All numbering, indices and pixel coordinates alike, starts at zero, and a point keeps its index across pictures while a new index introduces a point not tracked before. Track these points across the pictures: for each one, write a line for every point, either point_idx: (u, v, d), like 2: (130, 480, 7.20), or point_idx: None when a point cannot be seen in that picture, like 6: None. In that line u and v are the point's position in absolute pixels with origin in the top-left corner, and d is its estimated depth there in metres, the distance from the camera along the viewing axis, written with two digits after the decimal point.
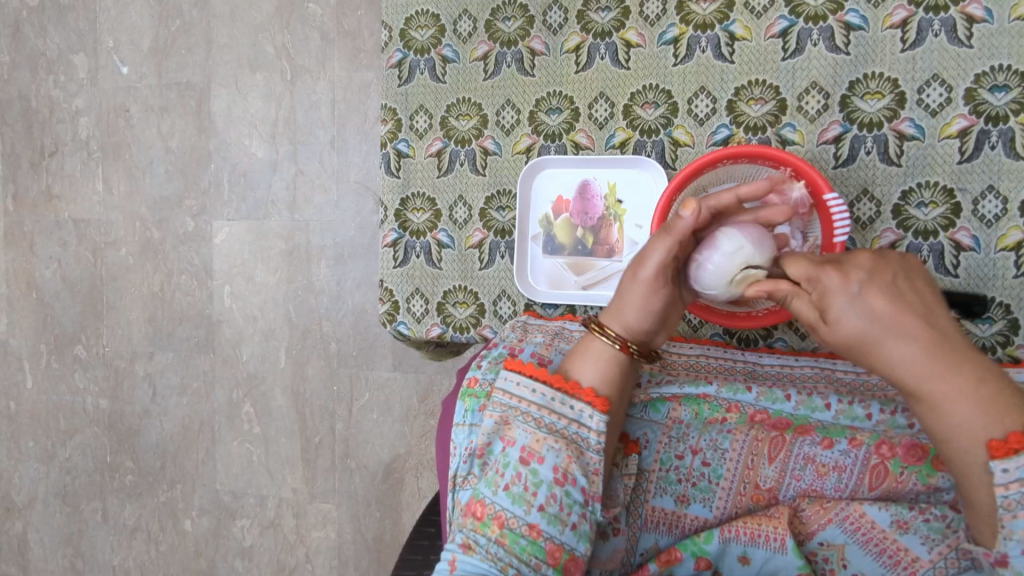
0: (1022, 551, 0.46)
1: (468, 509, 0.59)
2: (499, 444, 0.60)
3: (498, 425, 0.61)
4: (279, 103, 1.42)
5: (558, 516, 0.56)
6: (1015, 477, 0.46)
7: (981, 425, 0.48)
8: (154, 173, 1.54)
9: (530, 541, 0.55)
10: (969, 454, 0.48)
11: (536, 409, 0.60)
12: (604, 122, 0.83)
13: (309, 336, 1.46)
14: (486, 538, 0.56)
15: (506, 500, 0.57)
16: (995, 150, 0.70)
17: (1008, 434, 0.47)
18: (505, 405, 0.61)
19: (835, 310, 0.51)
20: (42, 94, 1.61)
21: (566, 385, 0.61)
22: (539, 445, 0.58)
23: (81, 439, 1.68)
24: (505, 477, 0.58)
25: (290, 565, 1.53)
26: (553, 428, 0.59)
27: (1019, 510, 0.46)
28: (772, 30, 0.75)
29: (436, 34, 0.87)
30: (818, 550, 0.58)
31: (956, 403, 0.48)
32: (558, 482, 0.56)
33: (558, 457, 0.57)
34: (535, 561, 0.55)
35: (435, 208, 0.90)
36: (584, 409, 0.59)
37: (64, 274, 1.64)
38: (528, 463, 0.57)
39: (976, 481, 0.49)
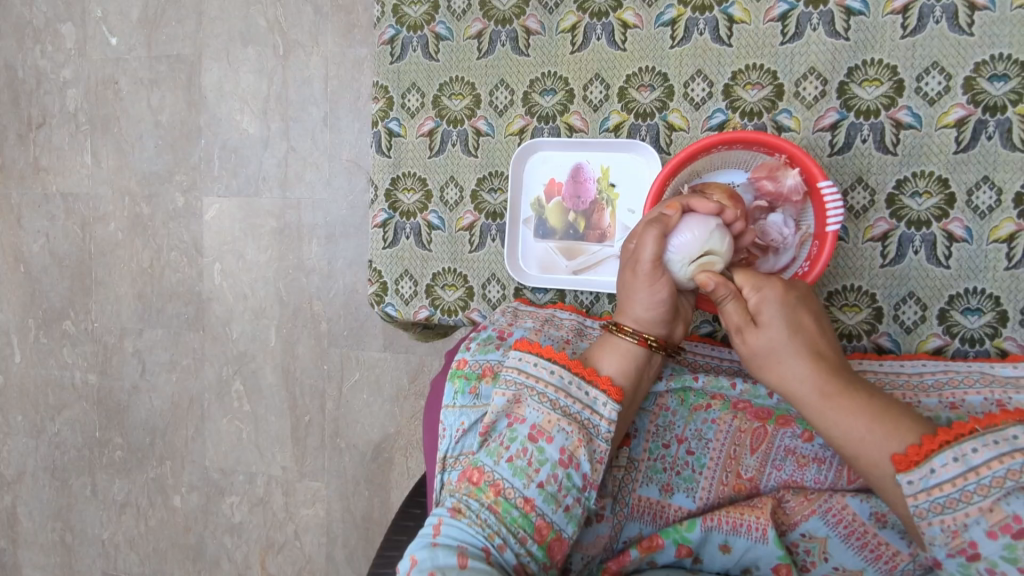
0: (948, 554, 0.49)
1: (464, 476, 0.59)
2: (506, 421, 0.60)
3: (508, 403, 0.61)
4: (270, 78, 1.39)
5: (554, 495, 0.56)
6: (921, 487, 0.49)
7: (881, 441, 0.53)
8: (144, 147, 1.52)
9: (522, 514, 0.55)
10: (878, 467, 0.53)
11: (553, 390, 0.59)
12: (598, 105, 0.82)
13: (300, 314, 1.45)
14: (477, 503, 0.56)
15: (508, 471, 0.57)
16: (992, 140, 0.69)
17: (907, 447, 0.51)
18: (519, 382, 0.61)
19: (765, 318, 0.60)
20: (28, 65, 1.58)
21: (584, 370, 0.61)
22: (551, 425, 0.57)
23: (70, 414, 1.68)
24: (510, 449, 0.57)
25: (279, 542, 1.54)
26: (567, 411, 0.58)
27: (933, 518, 0.49)
28: (771, 14, 0.74)
29: (429, 10, 0.85)
30: (800, 541, 0.59)
31: (856, 417, 0.54)
32: (562, 463, 0.56)
33: (567, 438, 0.57)
34: (522, 534, 0.54)
35: (426, 188, 0.88)
36: (599, 396, 0.59)
37: (52, 249, 1.62)
38: (536, 440, 0.57)
39: (891, 491, 0.53)
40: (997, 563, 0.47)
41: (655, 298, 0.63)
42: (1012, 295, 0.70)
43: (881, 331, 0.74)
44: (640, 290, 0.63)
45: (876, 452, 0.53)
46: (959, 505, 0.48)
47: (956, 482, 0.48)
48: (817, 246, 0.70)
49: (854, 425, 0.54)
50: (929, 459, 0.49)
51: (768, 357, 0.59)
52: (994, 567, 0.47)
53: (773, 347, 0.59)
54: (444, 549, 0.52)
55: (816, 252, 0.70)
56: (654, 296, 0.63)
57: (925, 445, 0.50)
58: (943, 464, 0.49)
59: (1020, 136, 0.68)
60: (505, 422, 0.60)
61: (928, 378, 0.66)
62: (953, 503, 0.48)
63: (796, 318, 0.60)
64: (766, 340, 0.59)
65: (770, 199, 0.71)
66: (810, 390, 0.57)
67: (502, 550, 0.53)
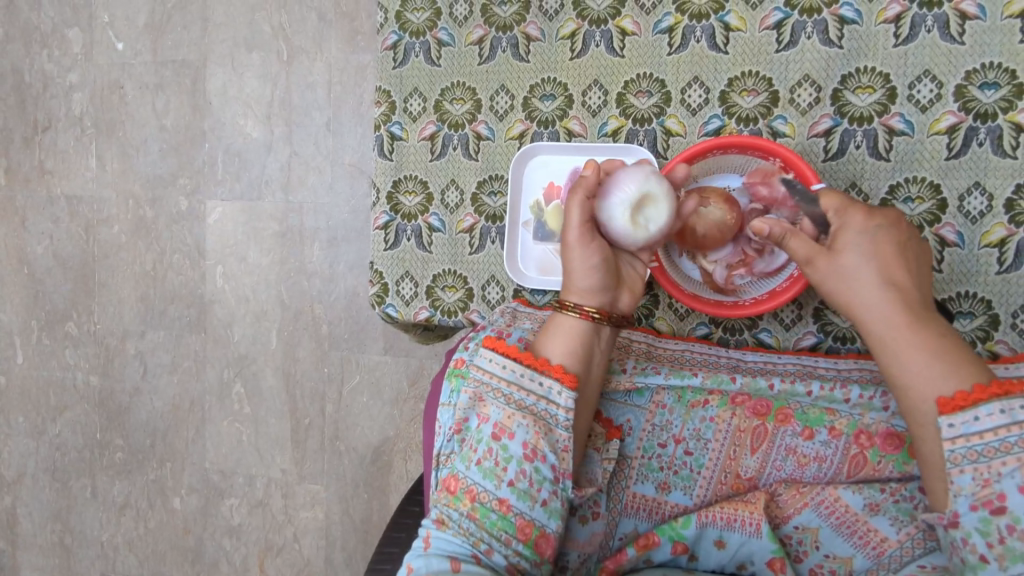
0: (971, 506, 0.51)
1: (444, 483, 0.60)
2: (473, 421, 0.61)
3: (472, 402, 0.61)
4: (275, 84, 1.41)
5: (527, 491, 0.57)
6: (960, 431, 0.51)
7: (934, 380, 0.54)
8: (149, 151, 1.54)
9: (500, 516, 0.56)
10: (919, 411, 0.54)
11: (507, 385, 0.60)
12: (597, 110, 0.83)
13: (301, 317, 1.46)
14: (458, 512, 0.57)
15: (478, 474, 0.58)
16: (982, 147, 0.70)
17: (955, 392, 0.52)
18: (478, 381, 0.62)
19: (843, 244, 0.60)
20: (35, 69, 1.60)
21: (536, 361, 0.61)
22: (510, 421, 0.58)
23: (71, 415, 1.69)
24: (478, 451, 0.59)
25: (278, 544, 1.54)
26: (522, 405, 0.59)
27: (965, 465, 0.51)
28: (767, 22, 0.76)
29: (432, 16, 0.87)
30: (792, 533, 0.62)
31: (916, 353, 0.55)
32: (527, 458, 0.57)
33: (527, 433, 0.58)
34: (506, 536, 0.56)
35: (427, 191, 0.89)
36: (553, 386, 0.60)
37: (56, 251, 1.64)
38: (499, 438, 0.58)
39: (927, 436, 0.54)
40: (971, 535, 0.51)
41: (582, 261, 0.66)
42: (1003, 299, 0.71)
43: None
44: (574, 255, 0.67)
45: (927, 395, 0.54)
46: (996, 454, 0.50)
47: (998, 431, 0.50)
48: None
49: (919, 360, 0.55)
50: (973, 407, 0.51)
51: (842, 285, 0.60)
52: (968, 538, 0.51)
53: (846, 273, 0.60)
54: (435, 556, 0.54)
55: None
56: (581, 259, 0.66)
57: (974, 393, 0.52)
58: (987, 413, 0.51)
59: (1010, 143, 0.70)
60: (470, 423, 0.61)
61: None
62: (990, 452, 0.50)
63: (879, 244, 0.60)
64: (841, 266, 0.60)
65: (765, 203, 0.71)
66: (881, 315, 0.57)
67: (489, 554, 0.55)
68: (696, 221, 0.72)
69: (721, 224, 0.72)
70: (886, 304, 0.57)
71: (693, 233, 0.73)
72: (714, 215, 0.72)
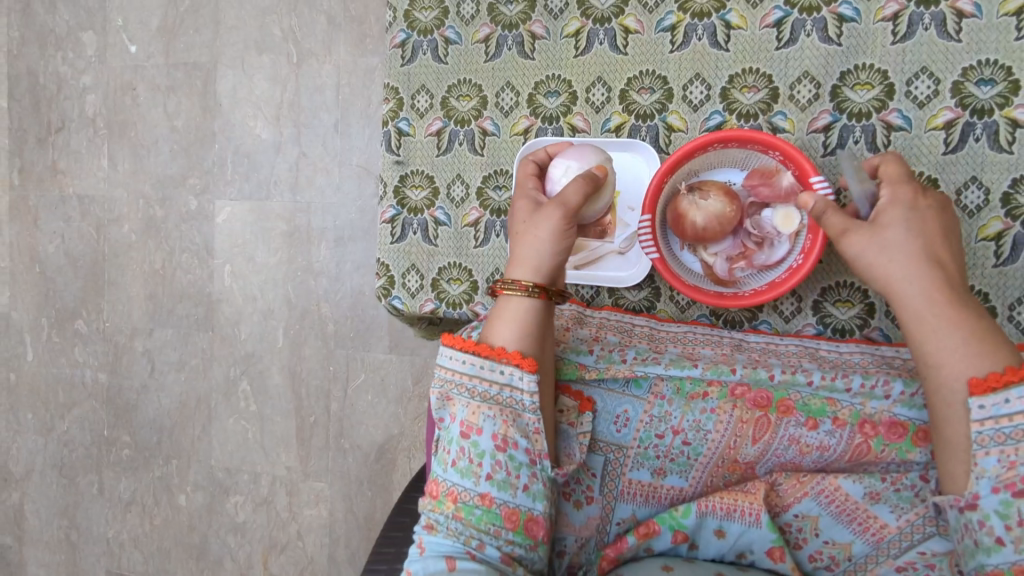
0: (993, 489, 0.51)
1: (428, 487, 0.61)
2: (445, 420, 0.62)
3: (440, 401, 0.62)
4: (284, 86, 1.44)
5: (507, 481, 0.58)
6: (991, 413, 0.52)
7: (968, 359, 0.54)
8: (159, 151, 1.56)
9: (484, 510, 0.57)
10: (949, 388, 0.55)
11: (468, 379, 0.61)
12: (600, 107, 0.85)
13: (308, 316, 1.48)
14: (443, 516, 0.58)
15: (456, 475, 0.59)
16: (979, 142, 0.72)
17: (988, 373, 0.53)
18: (442, 380, 0.62)
19: (890, 217, 0.60)
20: (50, 71, 1.63)
21: (494, 351, 0.61)
22: (477, 417, 0.59)
23: (79, 412, 1.71)
24: (451, 452, 0.60)
25: (282, 542, 1.55)
26: (486, 396, 0.60)
27: (992, 447, 0.52)
28: (767, 20, 0.77)
29: (439, 15, 0.89)
30: (792, 521, 0.63)
31: (951, 330, 0.55)
32: (499, 449, 0.58)
33: (495, 425, 0.59)
34: (495, 528, 0.57)
35: (433, 185, 0.91)
36: (514, 372, 0.60)
37: (67, 250, 1.66)
38: (468, 436, 0.59)
39: (953, 414, 0.55)
40: (989, 517, 0.51)
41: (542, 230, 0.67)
42: (1001, 292, 0.72)
43: (873, 326, 0.76)
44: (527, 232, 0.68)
45: (958, 374, 0.54)
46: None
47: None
48: (810, 240, 0.72)
49: (954, 338, 0.55)
50: (1006, 389, 0.52)
51: (885, 259, 0.59)
52: (985, 520, 0.51)
53: (889, 245, 0.59)
54: (431, 558, 0.56)
55: (810, 245, 0.72)
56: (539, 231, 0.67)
57: (1006, 375, 0.52)
58: (1018, 395, 0.51)
59: (1007, 138, 0.71)
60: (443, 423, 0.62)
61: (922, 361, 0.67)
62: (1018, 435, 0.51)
63: (924, 221, 0.60)
64: (886, 238, 0.59)
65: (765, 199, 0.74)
66: (923, 289, 0.57)
67: (482, 549, 0.56)
68: (694, 212, 0.73)
69: (721, 216, 0.73)
70: (929, 279, 0.57)
71: (693, 225, 0.74)
72: (713, 207, 0.73)
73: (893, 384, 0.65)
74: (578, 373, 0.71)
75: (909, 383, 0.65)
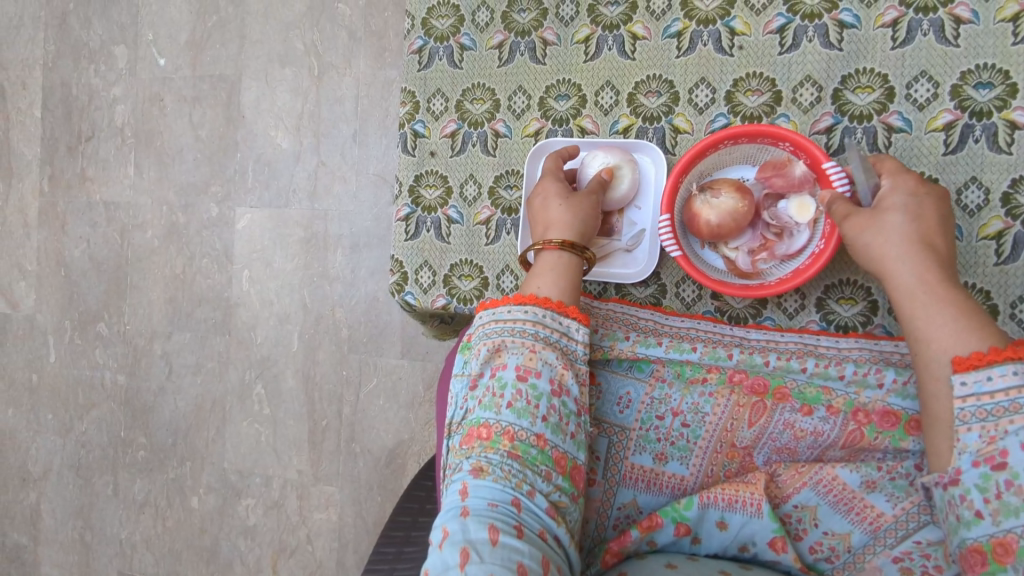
0: (973, 464, 0.53)
1: (472, 436, 0.61)
2: (490, 372, 0.64)
3: (490, 353, 0.65)
4: (305, 97, 1.49)
5: (559, 425, 0.61)
6: (973, 391, 0.54)
7: (957, 337, 0.57)
8: (183, 160, 1.62)
9: (539, 451, 0.59)
10: (935, 364, 0.58)
11: (531, 325, 0.65)
12: (609, 109, 0.88)
13: (322, 321, 1.51)
14: (498, 456, 0.59)
15: (512, 416, 0.60)
16: (978, 143, 0.74)
17: (971, 352, 0.56)
18: (500, 330, 0.65)
19: (891, 203, 0.66)
20: (82, 83, 1.70)
21: (555, 305, 0.67)
22: (534, 362, 0.62)
23: (98, 413, 1.74)
24: (505, 396, 0.61)
25: (292, 545, 1.57)
26: (548, 341, 0.64)
27: (973, 422, 0.54)
28: (770, 27, 0.80)
29: (455, 23, 0.93)
30: (792, 512, 0.64)
31: (941, 308, 0.59)
32: (555, 393, 0.62)
33: (552, 370, 0.63)
34: (546, 469, 0.59)
35: (447, 184, 0.94)
36: (572, 325, 0.67)
37: (92, 254, 1.71)
38: (526, 378, 0.61)
39: (939, 390, 0.58)
40: (969, 491, 0.53)
41: (588, 201, 0.78)
42: (1003, 290, 0.73)
43: (875, 323, 0.76)
44: (574, 201, 0.78)
45: (947, 349, 0.58)
46: (1005, 413, 0.52)
47: (1009, 392, 0.52)
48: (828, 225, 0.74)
49: (941, 317, 0.59)
50: (988, 366, 0.54)
51: (880, 242, 0.65)
52: (966, 494, 0.53)
53: (887, 228, 0.65)
54: (475, 521, 0.54)
55: (828, 229, 0.73)
56: (584, 201, 0.78)
57: (989, 355, 0.55)
58: (1001, 374, 0.53)
59: (1005, 139, 0.73)
60: (489, 373, 0.64)
61: None
62: (999, 412, 0.53)
63: (922, 209, 0.65)
64: (883, 222, 0.65)
65: (781, 191, 0.76)
66: (917, 268, 0.62)
67: (532, 495, 0.57)
68: (709, 211, 0.76)
69: (735, 212, 0.75)
70: (922, 262, 0.62)
71: (710, 223, 0.76)
72: (731, 201, 0.75)
73: (886, 373, 0.67)
74: None
75: (901, 372, 0.67)
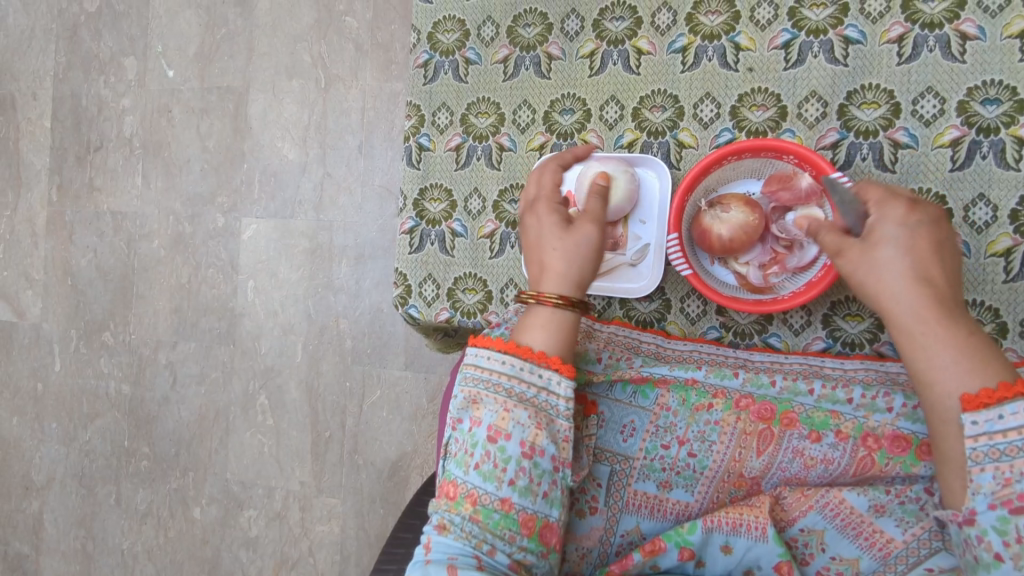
0: (989, 506, 0.52)
1: (442, 491, 0.61)
2: (468, 422, 0.62)
3: (468, 401, 0.63)
4: (312, 109, 1.50)
5: (528, 488, 0.59)
6: (984, 429, 0.53)
7: (964, 377, 0.54)
8: (191, 170, 1.63)
9: (503, 515, 0.58)
10: (942, 407, 0.55)
11: (506, 379, 0.62)
12: (614, 124, 0.88)
13: (326, 332, 1.51)
14: (459, 517, 0.59)
15: (478, 478, 0.59)
16: (986, 160, 0.73)
17: (980, 389, 0.53)
18: (478, 380, 0.63)
19: (882, 234, 0.60)
20: (92, 94, 1.72)
21: (533, 355, 0.63)
22: (506, 423, 0.60)
23: (102, 422, 1.74)
24: (474, 456, 0.60)
25: (293, 557, 1.56)
26: (523, 397, 0.61)
27: (987, 463, 0.53)
28: (775, 42, 0.80)
29: (461, 37, 0.93)
30: (798, 536, 0.63)
31: (944, 347, 0.55)
32: (526, 455, 0.59)
33: (524, 432, 0.60)
34: (509, 534, 0.58)
35: (451, 198, 0.94)
36: (552, 377, 0.62)
37: (99, 264, 1.72)
38: (495, 440, 0.60)
39: (949, 431, 0.55)
40: (987, 532, 0.52)
41: (587, 236, 0.68)
42: (1012, 307, 0.73)
43: (882, 340, 0.76)
44: (571, 241, 0.68)
45: (955, 393, 0.54)
46: (1018, 453, 0.52)
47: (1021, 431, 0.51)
48: None
49: (945, 357, 0.55)
50: (999, 405, 0.52)
51: (874, 280, 0.59)
52: (984, 535, 0.52)
53: (880, 264, 0.59)
54: (435, 567, 0.55)
55: None
56: (580, 237, 0.68)
57: (999, 391, 0.53)
58: (1012, 412, 0.52)
59: (1013, 155, 0.72)
60: (466, 423, 0.63)
61: None
62: (1013, 451, 0.52)
63: (915, 238, 0.59)
64: (877, 257, 0.60)
65: (787, 205, 0.76)
66: (916, 305, 0.57)
67: (493, 554, 0.57)
68: (717, 226, 0.76)
69: (744, 226, 0.75)
70: (920, 297, 0.57)
71: (719, 237, 0.76)
72: (736, 217, 0.75)
73: (894, 397, 0.67)
74: (587, 379, 0.72)
75: (909, 396, 0.66)
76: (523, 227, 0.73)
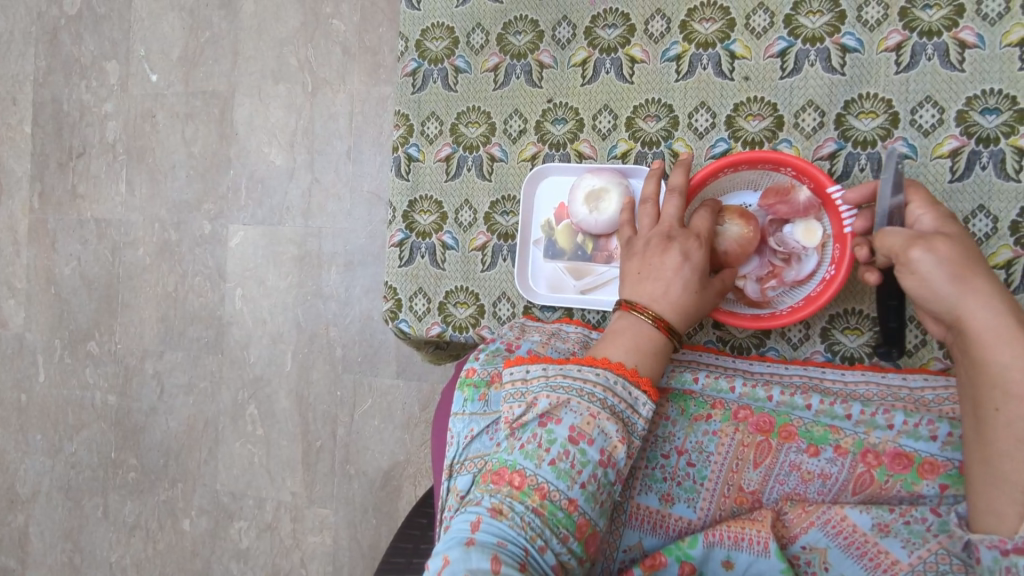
0: None
1: (502, 477, 0.58)
2: (541, 422, 0.60)
3: (548, 405, 0.60)
4: (299, 114, 1.47)
5: (594, 494, 0.58)
6: None
7: None
8: (176, 177, 1.59)
9: (566, 514, 0.56)
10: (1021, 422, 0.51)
11: (601, 390, 0.60)
12: (607, 134, 0.86)
13: (316, 340, 1.49)
14: (522, 506, 0.56)
15: (551, 473, 0.57)
16: (986, 170, 0.72)
17: None
18: (566, 386, 0.61)
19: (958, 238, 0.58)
20: (73, 98, 1.68)
21: (626, 371, 0.62)
22: (590, 427, 0.58)
23: (88, 434, 1.71)
24: (551, 451, 0.58)
25: (285, 569, 1.53)
26: (613, 410, 0.60)
27: None
28: (771, 50, 0.79)
29: (449, 45, 0.91)
30: (801, 553, 0.61)
31: None
32: (602, 464, 0.58)
33: (606, 440, 0.59)
34: (565, 533, 0.56)
35: (441, 210, 0.92)
36: (640, 397, 0.62)
37: (82, 272, 1.69)
38: (577, 442, 0.58)
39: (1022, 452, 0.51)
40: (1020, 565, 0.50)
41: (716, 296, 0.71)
42: None
43: None
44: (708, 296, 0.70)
45: None
46: None
47: None
48: (838, 248, 0.73)
49: None
50: None
51: (957, 274, 0.56)
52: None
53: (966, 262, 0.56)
54: (478, 551, 0.52)
55: (839, 254, 0.72)
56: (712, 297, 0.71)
57: None
58: None
59: (1013, 166, 0.71)
60: (540, 423, 0.60)
61: (929, 393, 0.68)
62: None
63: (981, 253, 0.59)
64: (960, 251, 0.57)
65: (784, 217, 0.75)
66: (999, 311, 0.54)
67: (543, 551, 0.54)
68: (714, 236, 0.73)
69: (740, 239, 0.73)
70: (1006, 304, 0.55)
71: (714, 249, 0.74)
72: (733, 231, 0.73)
73: (893, 414, 0.65)
74: None
75: (909, 414, 0.65)
76: (655, 244, 0.70)
